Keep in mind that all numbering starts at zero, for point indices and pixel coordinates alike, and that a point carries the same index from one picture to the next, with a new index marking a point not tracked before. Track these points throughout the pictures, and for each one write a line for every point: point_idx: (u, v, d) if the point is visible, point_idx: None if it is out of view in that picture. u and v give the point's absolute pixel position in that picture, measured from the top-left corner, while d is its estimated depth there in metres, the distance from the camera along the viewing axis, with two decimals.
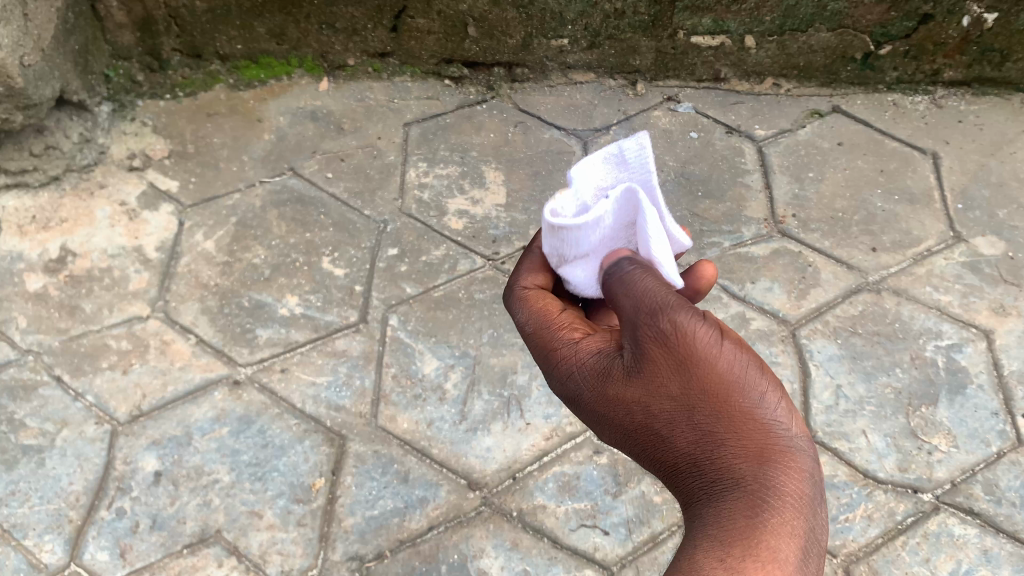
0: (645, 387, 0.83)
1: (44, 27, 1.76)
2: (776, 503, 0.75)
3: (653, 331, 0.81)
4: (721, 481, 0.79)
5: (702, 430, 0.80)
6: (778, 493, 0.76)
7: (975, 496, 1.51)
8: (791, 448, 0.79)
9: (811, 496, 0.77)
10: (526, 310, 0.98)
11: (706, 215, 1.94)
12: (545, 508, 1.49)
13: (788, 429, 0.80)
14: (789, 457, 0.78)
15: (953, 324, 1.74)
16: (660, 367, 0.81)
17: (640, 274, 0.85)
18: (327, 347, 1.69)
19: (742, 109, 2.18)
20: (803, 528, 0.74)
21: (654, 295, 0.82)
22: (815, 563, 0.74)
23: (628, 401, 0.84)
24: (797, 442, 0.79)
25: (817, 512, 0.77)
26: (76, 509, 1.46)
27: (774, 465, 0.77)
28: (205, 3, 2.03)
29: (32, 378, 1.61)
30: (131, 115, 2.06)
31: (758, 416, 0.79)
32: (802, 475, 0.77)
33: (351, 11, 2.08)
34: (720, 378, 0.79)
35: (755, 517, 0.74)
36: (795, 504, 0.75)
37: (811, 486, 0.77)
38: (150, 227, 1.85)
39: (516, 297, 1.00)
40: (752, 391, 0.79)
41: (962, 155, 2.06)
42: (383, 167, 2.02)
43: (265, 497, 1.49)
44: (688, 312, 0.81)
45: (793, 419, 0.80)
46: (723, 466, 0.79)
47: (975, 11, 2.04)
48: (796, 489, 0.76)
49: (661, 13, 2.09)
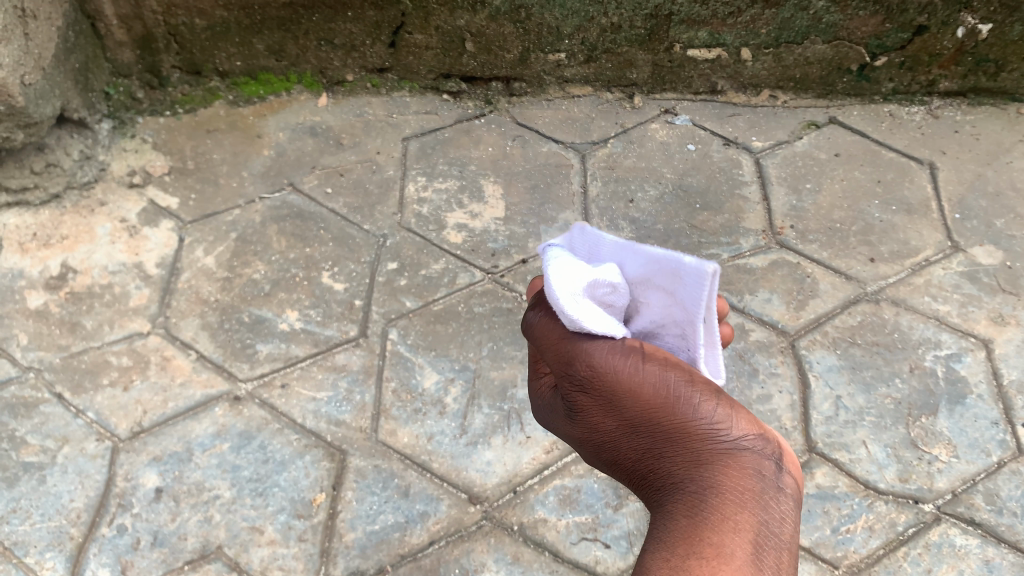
0: (588, 424, 0.88)
1: (44, 46, 1.77)
2: (717, 502, 0.75)
3: (572, 379, 0.87)
4: (669, 489, 0.79)
5: (645, 445, 0.83)
6: (720, 492, 0.76)
7: (976, 506, 1.51)
8: (732, 450, 0.78)
9: (760, 492, 0.75)
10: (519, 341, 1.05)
11: (704, 227, 1.95)
12: (545, 522, 1.49)
13: (729, 432, 0.79)
14: (728, 459, 0.77)
15: (952, 334, 1.74)
16: (590, 406, 0.86)
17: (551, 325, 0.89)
18: (327, 362, 1.69)
19: (739, 121, 2.19)
20: (751, 522, 0.72)
21: (564, 339, 0.87)
22: (773, 560, 0.70)
23: (585, 436, 0.89)
24: (740, 442, 0.79)
25: (775, 506, 0.75)
26: (76, 526, 1.46)
27: (713, 467, 0.77)
28: (205, 21, 2.04)
29: (33, 395, 1.61)
30: (131, 132, 2.07)
31: (692, 424, 0.80)
32: (746, 472, 0.77)
33: (350, 27, 2.09)
34: (647, 401, 0.82)
35: (696, 518, 0.74)
36: (739, 500, 0.74)
37: (761, 482, 0.76)
38: (150, 243, 1.86)
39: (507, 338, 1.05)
40: (683, 402, 0.81)
41: (959, 165, 2.07)
42: (382, 182, 2.03)
43: (266, 512, 1.49)
44: (602, 346, 0.85)
45: (731, 420, 0.80)
46: (669, 475, 0.80)
47: (969, 22, 2.05)
48: (737, 486, 0.75)
49: (657, 27, 2.10)
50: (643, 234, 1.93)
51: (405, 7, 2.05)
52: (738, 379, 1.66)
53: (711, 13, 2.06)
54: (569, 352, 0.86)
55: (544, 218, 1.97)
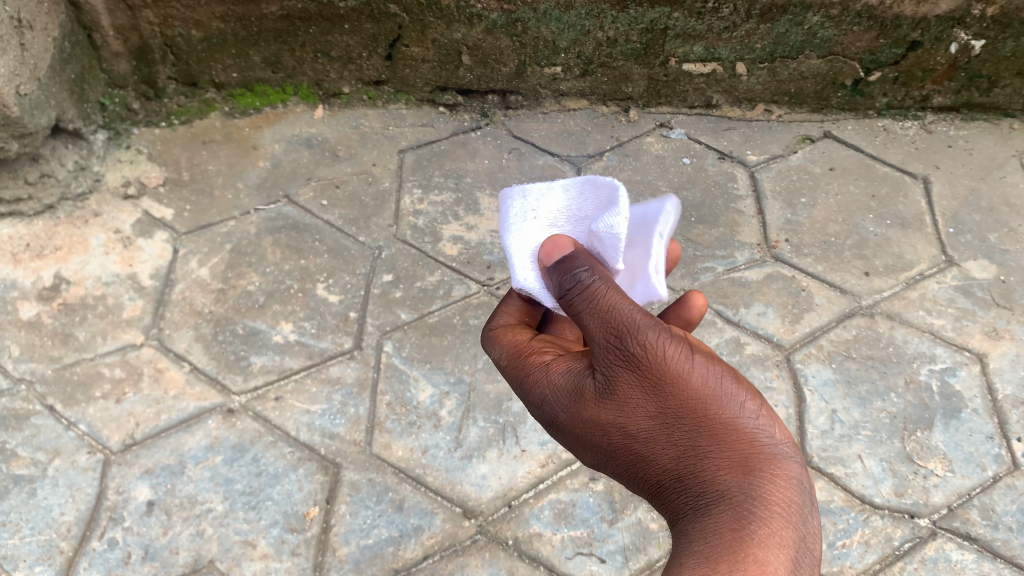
0: (620, 409, 0.89)
1: (40, 56, 1.77)
2: (762, 513, 0.79)
3: (622, 356, 0.86)
4: (707, 495, 0.83)
5: (683, 446, 0.86)
6: (764, 500, 0.80)
7: (972, 521, 1.50)
8: (776, 456, 0.83)
9: (799, 504, 0.81)
10: (500, 346, 1.04)
11: (700, 240, 1.95)
12: (540, 536, 1.48)
13: (773, 436, 0.84)
14: (773, 467, 0.82)
15: (946, 348, 1.75)
16: (632, 390, 0.87)
17: (601, 285, 0.87)
18: (321, 374, 1.68)
19: (733, 135, 2.20)
20: (793, 536, 0.78)
21: (621, 313, 0.85)
22: (809, 570, 0.77)
23: (607, 420, 0.90)
24: (782, 451, 0.84)
25: (809, 519, 0.81)
26: (67, 540, 1.44)
27: (759, 475, 0.82)
28: (201, 33, 2.04)
29: (24, 407, 1.59)
30: (126, 143, 2.07)
31: (735, 425, 0.84)
32: (787, 482, 0.82)
33: (347, 40, 2.09)
34: (694, 395, 0.85)
35: (740, 530, 0.78)
36: (782, 512, 0.79)
37: (800, 494, 0.82)
38: (145, 254, 1.86)
39: (488, 337, 1.06)
40: (727, 401, 0.85)
41: (953, 180, 2.08)
42: (378, 195, 2.03)
43: (259, 526, 1.48)
44: (656, 334, 0.85)
45: (773, 425, 0.85)
46: (709, 481, 0.84)
47: (963, 38, 2.06)
48: (781, 496, 0.80)
49: (652, 41, 2.11)
50: None
51: (402, 19, 2.05)
52: None
53: (707, 28, 2.07)
54: (628, 328, 0.85)
55: None
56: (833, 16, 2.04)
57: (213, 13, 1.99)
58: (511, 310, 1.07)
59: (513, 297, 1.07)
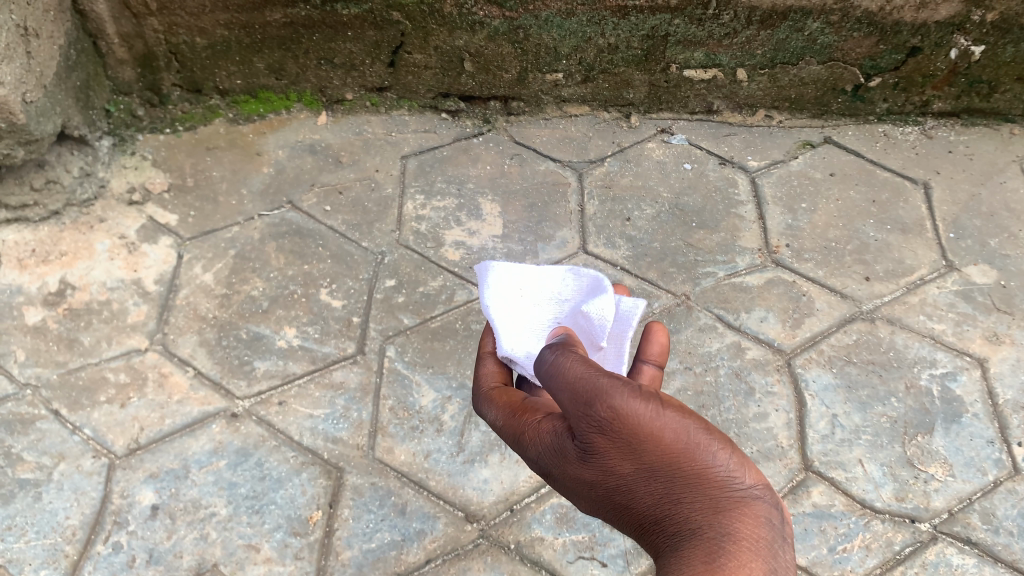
0: (596, 468, 0.78)
1: (46, 64, 1.79)
2: (731, 549, 0.65)
3: (592, 421, 0.77)
4: (678, 539, 0.69)
5: (657, 493, 0.73)
6: (733, 537, 0.66)
7: (972, 525, 1.51)
8: (747, 498, 0.69)
9: (772, 540, 0.66)
10: (494, 406, 0.97)
11: (700, 245, 1.96)
12: (542, 540, 1.48)
13: (748, 479, 0.71)
14: (744, 506, 0.68)
15: (947, 353, 1.75)
16: (604, 448, 0.77)
17: (571, 361, 0.84)
18: (324, 379, 1.69)
19: (734, 141, 2.21)
20: (763, 570, 0.62)
21: (588, 382, 0.80)
22: None
23: (587, 480, 0.79)
24: (754, 492, 0.70)
25: (786, 559, 0.64)
26: (71, 543, 1.45)
27: (730, 515, 0.68)
28: (205, 40, 2.06)
29: (30, 412, 1.61)
30: (131, 149, 2.08)
31: (708, 468, 0.71)
32: (758, 520, 0.67)
33: (350, 47, 2.11)
34: (664, 448, 0.73)
35: (705, 565, 0.63)
36: (751, 548, 0.64)
37: (774, 532, 0.66)
38: (150, 260, 1.87)
39: (484, 400, 1.00)
40: (699, 446, 0.73)
41: (953, 185, 2.09)
42: (381, 200, 2.04)
43: (263, 530, 1.48)
44: (624, 393, 0.77)
45: (749, 466, 0.71)
46: (681, 524, 0.70)
47: (963, 44, 2.07)
48: (751, 534, 0.66)
49: (653, 47, 2.12)
50: (640, 253, 1.95)
51: (405, 27, 2.06)
52: (735, 398, 1.67)
53: (707, 34, 2.08)
54: (593, 391, 0.78)
55: (541, 236, 1.98)
56: (833, 22, 2.05)
57: (217, 21, 2.01)
58: (495, 374, 1.03)
59: (488, 359, 1.05)
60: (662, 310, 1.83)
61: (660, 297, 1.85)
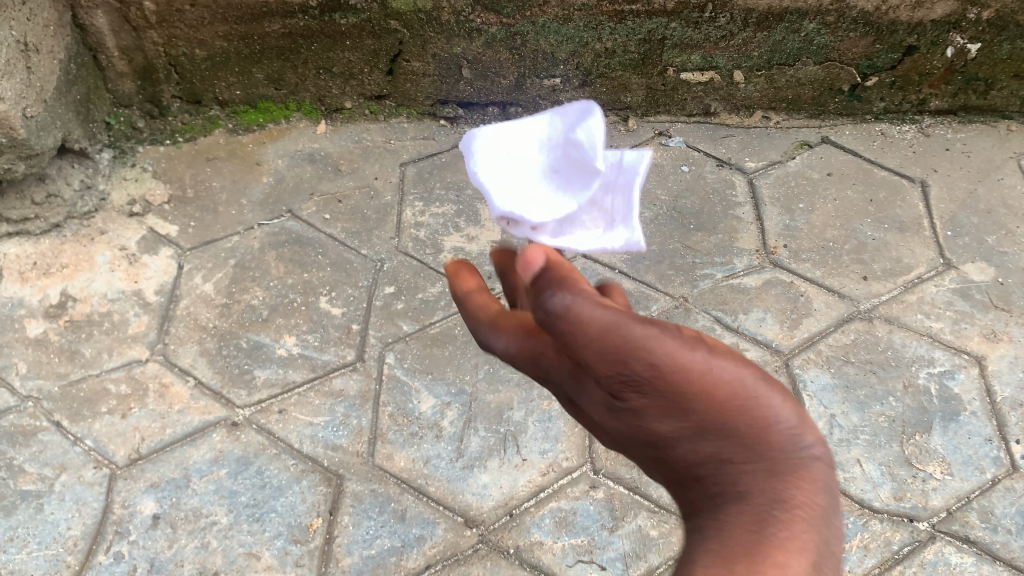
0: (626, 418, 0.70)
1: (46, 78, 1.81)
2: (785, 523, 0.61)
3: (629, 378, 0.66)
4: (724, 505, 0.65)
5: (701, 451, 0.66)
6: (786, 506, 0.62)
7: (970, 524, 1.50)
8: (802, 457, 0.64)
9: (825, 506, 0.63)
10: (503, 334, 0.81)
11: (698, 247, 1.96)
12: (541, 545, 1.48)
13: (798, 430, 0.65)
14: (799, 469, 0.64)
15: (945, 351, 1.75)
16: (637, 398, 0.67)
17: (589, 305, 0.65)
18: (324, 387, 1.70)
19: (732, 142, 2.21)
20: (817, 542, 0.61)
21: (624, 330, 0.64)
22: None
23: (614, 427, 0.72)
24: (810, 450, 0.65)
25: (834, 520, 0.63)
26: (73, 554, 1.45)
27: (784, 480, 0.63)
28: (204, 51, 2.07)
29: (32, 424, 1.62)
30: (132, 161, 2.10)
31: (758, 422, 0.64)
32: (813, 484, 0.64)
33: (348, 56, 2.12)
34: (711, 408, 0.64)
35: (760, 545, 0.60)
36: (807, 520, 0.62)
37: (825, 494, 0.64)
38: (150, 271, 1.88)
39: (484, 330, 0.84)
40: (751, 398, 0.65)
41: (950, 183, 2.08)
42: (380, 208, 2.05)
43: (263, 538, 1.49)
44: (668, 338, 0.64)
45: (801, 418, 0.66)
46: (729, 489, 0.65)
47: (959, 42, 2.07)
48: (806, 500, 0.63)
49: (650, 51, 2.13)
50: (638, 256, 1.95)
51: (403, 35, 2.07)
52: None
53: (704, 37, 2.08)
54: (631, 345, 0.64)
55: None
56: (830, 23, 2.05)
57: (216, 32, 2.02)
58: (484, 295, 0.88)
59: (476, 295, 0.88)
60: (660, 312, 1.83)
61: (658, 299, 1.86)
